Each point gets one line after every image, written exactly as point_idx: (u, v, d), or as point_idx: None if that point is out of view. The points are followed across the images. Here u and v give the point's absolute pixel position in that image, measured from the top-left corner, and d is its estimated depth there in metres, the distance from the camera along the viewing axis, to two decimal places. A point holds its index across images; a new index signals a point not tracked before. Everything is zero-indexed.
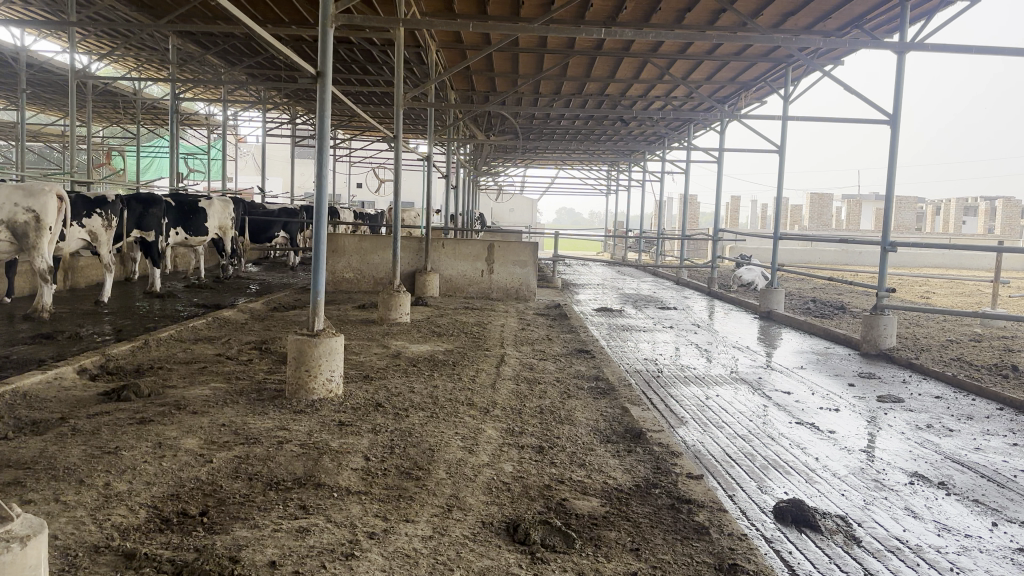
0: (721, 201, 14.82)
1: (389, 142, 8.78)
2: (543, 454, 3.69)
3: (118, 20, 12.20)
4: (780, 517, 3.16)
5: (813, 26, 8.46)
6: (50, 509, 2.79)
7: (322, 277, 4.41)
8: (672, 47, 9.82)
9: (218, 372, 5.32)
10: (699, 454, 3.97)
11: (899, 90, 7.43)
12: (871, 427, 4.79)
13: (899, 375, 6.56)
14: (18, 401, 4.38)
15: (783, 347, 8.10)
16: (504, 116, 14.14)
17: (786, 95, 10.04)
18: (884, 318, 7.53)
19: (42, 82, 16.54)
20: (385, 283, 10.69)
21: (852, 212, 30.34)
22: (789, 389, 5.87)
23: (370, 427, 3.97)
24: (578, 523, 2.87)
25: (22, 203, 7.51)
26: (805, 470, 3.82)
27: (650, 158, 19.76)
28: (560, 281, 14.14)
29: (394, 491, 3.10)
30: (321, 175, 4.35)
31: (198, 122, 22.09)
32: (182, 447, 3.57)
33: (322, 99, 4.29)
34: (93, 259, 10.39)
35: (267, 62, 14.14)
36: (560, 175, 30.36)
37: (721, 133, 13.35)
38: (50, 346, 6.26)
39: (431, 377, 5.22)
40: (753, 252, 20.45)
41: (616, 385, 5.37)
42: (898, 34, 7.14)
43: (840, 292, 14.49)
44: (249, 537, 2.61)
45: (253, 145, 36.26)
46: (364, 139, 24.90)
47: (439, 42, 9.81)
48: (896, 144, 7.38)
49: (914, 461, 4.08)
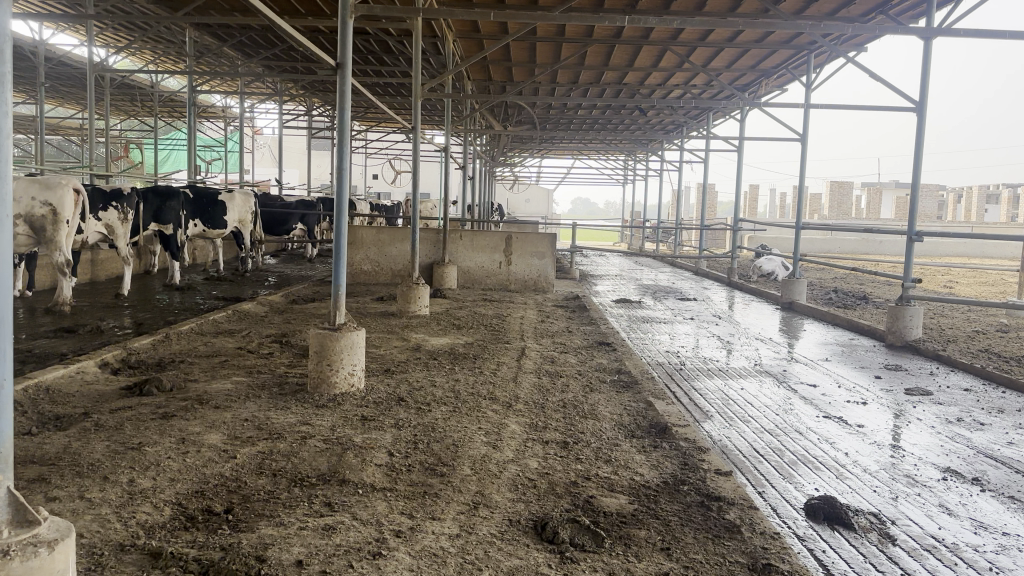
0: (740, 190, 14.67)
1: (406, 133, 8.67)
2: (568, 450, 3.65)
3: (135, 13, 12.22)
4: (812, 514, 3.10)
5: (838, 13, 8.32)
6: (75, 507, 2.77)
7: (344, 269, 4.37)
8: (692, 34, 9.68)
9: (239, 366, 5.30)
10: (726, 450, 3.90)
11: (927, 77, 7.29)
12: (900, 421, 4.71)
13: (927, 368, 6.44)
14: (40, 395, 4.37)
15: (807, 338, 7.98)
16: (521, 106, 14.03)
17: (808, 82, 9.90)
18: (910, 309, 7.41)
19: (60, 75, 16.61)
20: (403, 275, 10.66)
21: (874, 201, 30.02)
22: (815, 381, 5.78)
23: (393, 422, 3.94)
24: (607, 521, 2.82)
25: (38, 196, 7.51)
26: (834, 466, 3.76)
27: (668, 147, 19.58)
28: (577, 272, 14.09)
29: (419, 488, 3.07)
30: (341, 168, 4.30)
31: (215, 114, 22.17)
32: (206, 443, 3.55)
33: (342, 93, 4.23)
34: (112, 253, 10.42)
35: (283, 54, 14.11)
36: (577, 165, 30.27)
37: (741, 122, 13.19)
38: (71, 340, 6.27)
39: (452, 371, 5.18)
40: (773, 242, 20.30)
41: (639, 378, 5.31)
42: (926, 20, 6.99)
43: (862, 283, 14.28)
44: (275, 536, 2.58)
45: (268, 137, 36.37)
46: (379, 130, 24.89)
47: (456, 31, 9.73)
48: (923, 131, 7.24)
49: (946, 456, 4.00)
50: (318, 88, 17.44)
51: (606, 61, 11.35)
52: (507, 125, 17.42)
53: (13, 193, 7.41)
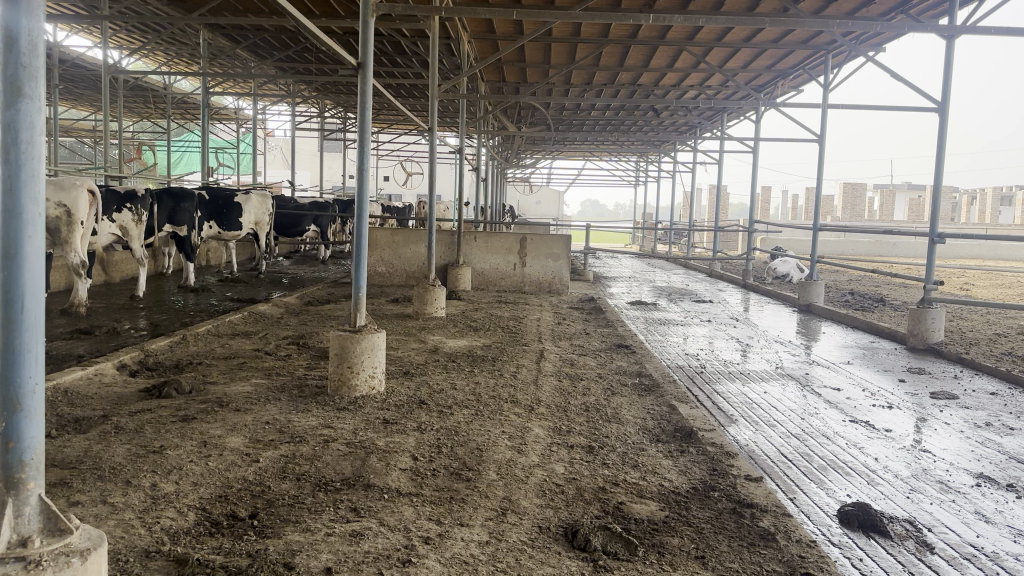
0: (754, 192, 14.56)
1: (422, 134, 8.59)
2: (594, 455, 3.58)
3: (149, 15, 12.23)
4: (846, 521, 3.03)
5: (857, 12, 8.25)
6: (98, 512, 2.74)
7: (365, 271, 4.32)
8: (708, 34, 9.61)
9: (257, 367, 5.26)
10: (754, 455, 3.84)
11: (949, 75, 7.20)
12: (928, 425, 4.63)
13: (950, 371, 6.35)
14: (59, 398, 4.35)
15: (826, 341, 7.88)
16: (535, 107, 13.98)
17: (826, 82, 9.82)
18: (932, 311, 7.31)
19: (75, 77, 16.66)
20: (417, 276, 10.61)
21: (887, 203, 29.88)
22: (838, 385, 5.70)
23: (415, 425, 3.89)
24: (639, 529, 2.76)
25: (52, 197, 7.49)
26: (865, 471, 3.69)
27: (681, 148, 19.52)
28: (591, 273, 14.04)
29: (445, 493, 3.02)
30: (362, 169, 4.24)
31: (227, 116, 22.25)
32: (227, 446, 3.51)
33: (364, 93, 4.18)
34: (126, 254, 10.42)
35: (297, 56, 14.11)
36: (588, 167, 30.22)
37: (756, 124, 13.10)
38: (87, 342, 6.25)
39: (472, 373, 5.12)
40: (787, 244, 20.22)
41: (661, 381, 5.23)
42: (949, 18, 6.90)
43: (878, 285, 14.17)
44: (302, 543, 2.54)
45: (280, 140, 36.54)
46: (392, 133, 24.90)
47: (471, 32, 9.70)
48: (945, 131, 7.16)
49: (978, 462, 3.92)
50: (331, 89, 17.43)
51: (621, 62, 11.30)
52: (520, 126, 17.40)
53: None
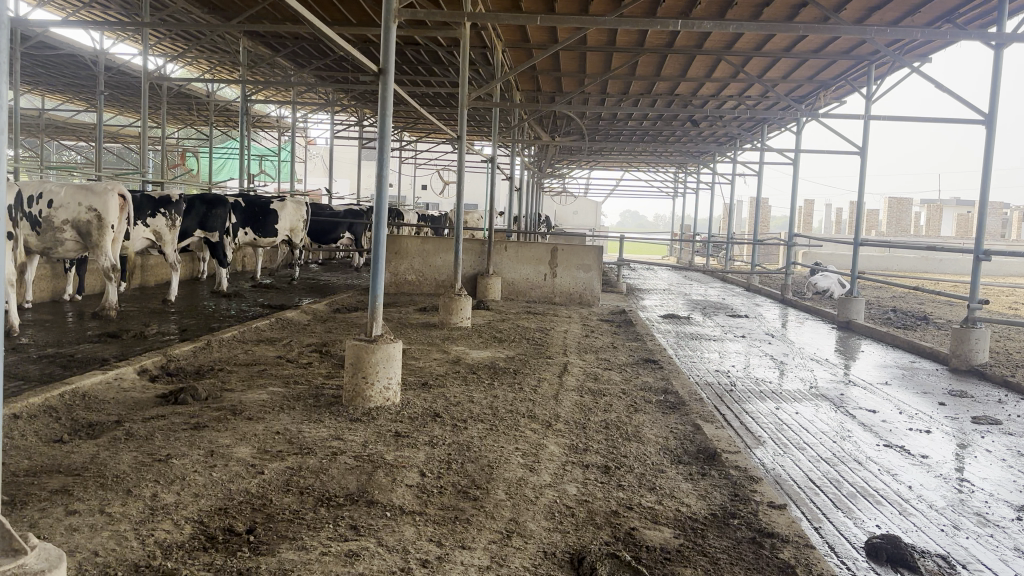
0: (795, 206, 14.23)
1: (452, 142, 8.27)
2: (609, 475, 3.45)
3: (190, 22, 12.43)
4: (874, 554, 2.85)
5: (902, 20, 8.02)
6: (94, 522, 2.68)
7: (381, 280, 4.22)
8: (747, 44, 9.41)
9: (276, 375, 5.21)
10: (781, 479, 3.66)
11: (997, 87, 6.93)
12: (968, 452, 4.39)
13: (995, 395, 6.06)
14: (76, 402, 4.32)
15: (865, 360, 7.59)
16: (571, 116, 13.90)
17: (867, 94, 9.57)
18: (976, 331, 7.01)
19: (121, 83, 17.00)
20: (446, 285, 10.56)
21: (934, 217, 29.14)
22: (875, 407, 5.46)
23: (427, 440, 3.78)
24: (650, 558, 2.61)
25: (85, 202, 7.56)
26: (898, 501, 3.49)
27: (721, 160, 19.26)
28: (624, 285, 13.83)
29: (450, 513, 2.90)
30: (382, 176, 4.16)
31: (268, 124, 22.53)
32: (234, 456, 3.44)
33: (383, 99, 4.11)
34: (161, 258, 10.53)
35: (335, 64, 14.24)
36: (627, 178, 30.03)
37: (797, 135, 12.84)
38: (113, 346, 6.26)
39: (491, 386, 5.01)
40: (827, 259, 19.81)
41: (687, 399, 5.05)
42: (997, 28, 6.63)
43: (921, 302, 13.76)
44: (295, 561, 2.44)
45: (321, 148, 37.00)
46: (430, 142, 24.96)
47: (505, 40, 9.65)
48: (991, 144, 6.88)
49: (1019, 493, 3.70)
50: (369, 97, 17.56)
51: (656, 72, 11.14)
52: (556, 136, 17.36)
53: (61, 200, 7.49)
